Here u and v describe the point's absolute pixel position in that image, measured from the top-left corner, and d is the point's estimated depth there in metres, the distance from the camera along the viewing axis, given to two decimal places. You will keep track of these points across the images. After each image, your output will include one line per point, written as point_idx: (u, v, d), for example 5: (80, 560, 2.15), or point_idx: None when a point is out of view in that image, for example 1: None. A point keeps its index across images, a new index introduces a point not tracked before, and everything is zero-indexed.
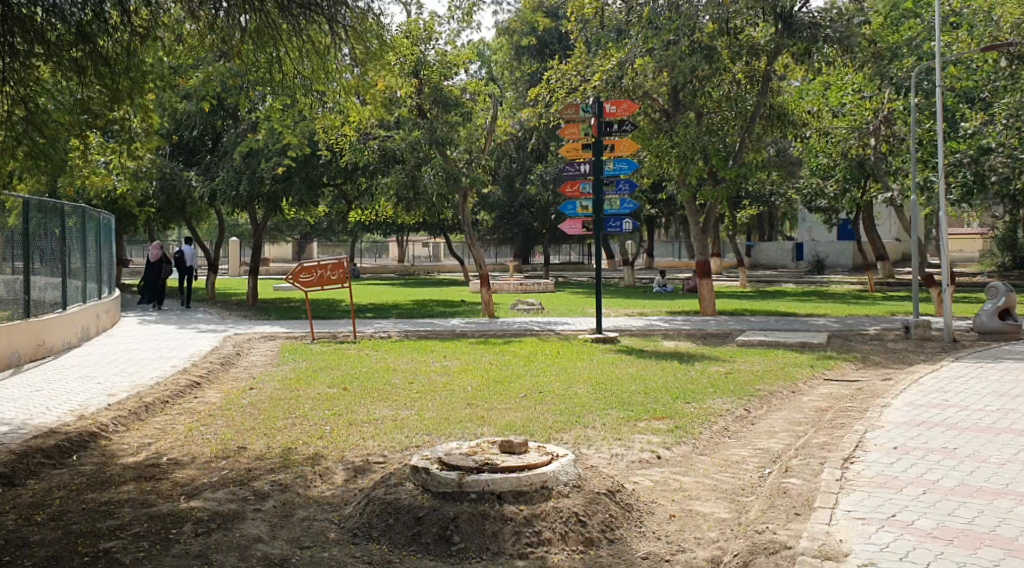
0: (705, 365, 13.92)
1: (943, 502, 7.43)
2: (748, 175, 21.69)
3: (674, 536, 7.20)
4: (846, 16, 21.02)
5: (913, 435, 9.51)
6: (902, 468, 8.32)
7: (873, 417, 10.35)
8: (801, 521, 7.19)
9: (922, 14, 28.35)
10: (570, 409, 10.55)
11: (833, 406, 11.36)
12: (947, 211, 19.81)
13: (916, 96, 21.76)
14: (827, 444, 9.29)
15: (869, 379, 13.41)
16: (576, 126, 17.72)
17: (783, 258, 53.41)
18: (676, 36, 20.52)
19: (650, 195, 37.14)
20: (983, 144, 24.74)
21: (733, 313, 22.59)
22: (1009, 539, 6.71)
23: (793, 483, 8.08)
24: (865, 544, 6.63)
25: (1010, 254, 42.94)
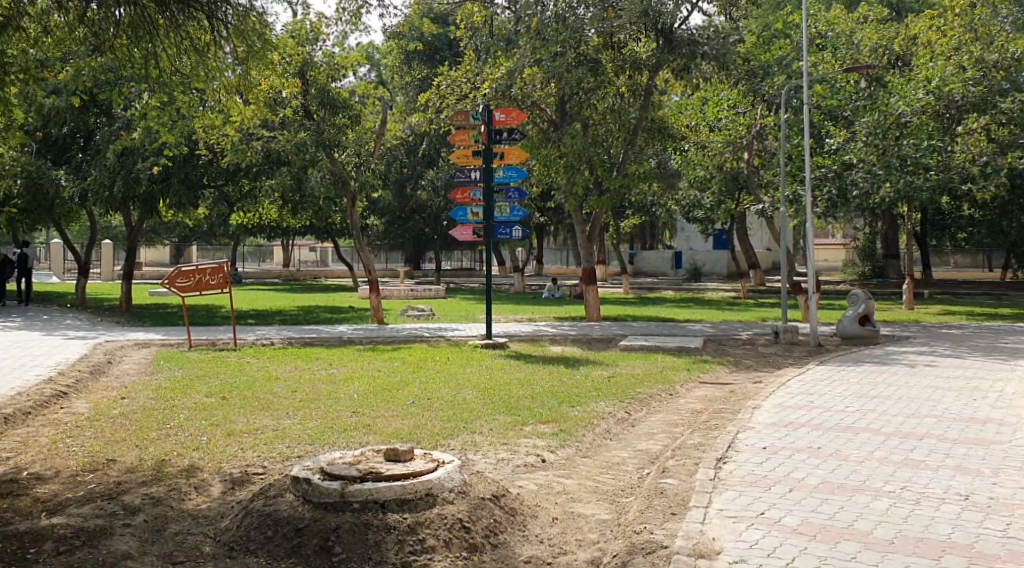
0: (590, 369, 14.10)
1: (808, 499, 7.69)
2: (631, 186, 22.05)
3: (556, 539, 7.27)
4: (722, 35, 21.46)
5: (782, 435, 9.81)
6: (771, 466, 8.59)
7: (744, 418, 10.64)
8: (676, 521, 7.33)
9: (792, 35, 29.29)
10: (457, 416, 10.53)
11: (708, 408, 11.65)
12: (813, 223, 20.04)
13: (786, 113, 21.98)
14: (703, 445, 9.52)
15: (741, 381, 13.77)
16: (466, 133, 17.48)
17: (664, 267, 54.41)
18: (562, 48, 20.88)
19: (537, 203, 37.55)
20: (846, 159, 26.41)
21: (616, 318, 22.94)
22: (866, 533, 6.95)
23: (669, 483, 8.24)
24: (736, 542, 6.78)
25: (869, 263, 44.80)
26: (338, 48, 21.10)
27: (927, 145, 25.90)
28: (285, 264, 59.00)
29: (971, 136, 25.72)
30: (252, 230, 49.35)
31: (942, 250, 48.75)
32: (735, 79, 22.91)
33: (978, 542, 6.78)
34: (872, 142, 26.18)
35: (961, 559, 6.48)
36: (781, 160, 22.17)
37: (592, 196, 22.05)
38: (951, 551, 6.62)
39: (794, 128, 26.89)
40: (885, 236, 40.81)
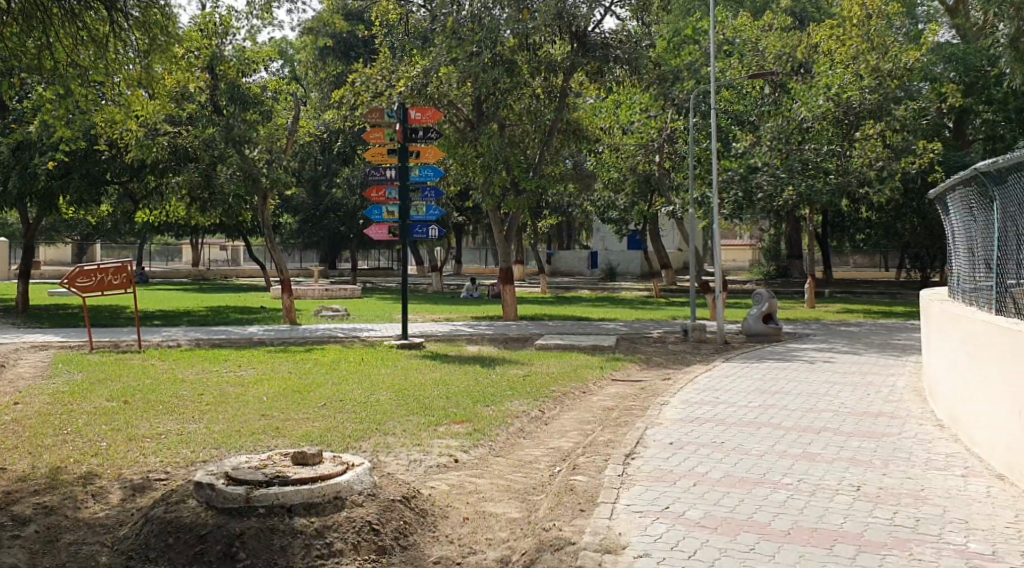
0: (505, 369, 14.14)
1: (712, 493, 7.81)
2: (547, 187, 22.17)
3: (466, 539, 7.26)
4: (633, 39, 21.88)
5: (690, 431, 9.96)
6: (677, 461, 8.72)
7: (653, 414, 10.78)
8: (584, 517, 7.36)
9: (700, 41, 29.91)
10: (369, 417, 10.45)
11: (619, 405, 11.78)
12: (720, 226, 20.70)
13: (695, 117, 22.58)
14: (613, 442, 9.63)
15: (651, 378, 13.97)
16: (381, 130, 17.42)
17: (580, 266, 54.89)
18: (478, 47, 20.76)
19: (454, 202, 37.54)
20: (751, 163, 27.02)
21: (532, 317, 23.08)
22: (765, 524, 7.08)
23: (579, 479, 8.30)
24: (641, 537, 6.82)
25: (774, 263, 45.96)
26: (248, 43, 20.81)
27: (827, 149, 27.25)
28: (194, 263, 57.81)
29: (868, 141, 27.69)
30: (160, 228, 48.24)
31: (841, 250, 49.75)
32: (647, 83, 23.29)
33: (868, 530, 6.96)
34: (777, 146, 27.15)
35: (850, 546, 6.63)
36: (691, 163, 22.87)
37: (508, 196, 22.11)
38: (842, 539, 6.78)
39: (703, 132, 27.37)
40: (788, 238, 42.40)
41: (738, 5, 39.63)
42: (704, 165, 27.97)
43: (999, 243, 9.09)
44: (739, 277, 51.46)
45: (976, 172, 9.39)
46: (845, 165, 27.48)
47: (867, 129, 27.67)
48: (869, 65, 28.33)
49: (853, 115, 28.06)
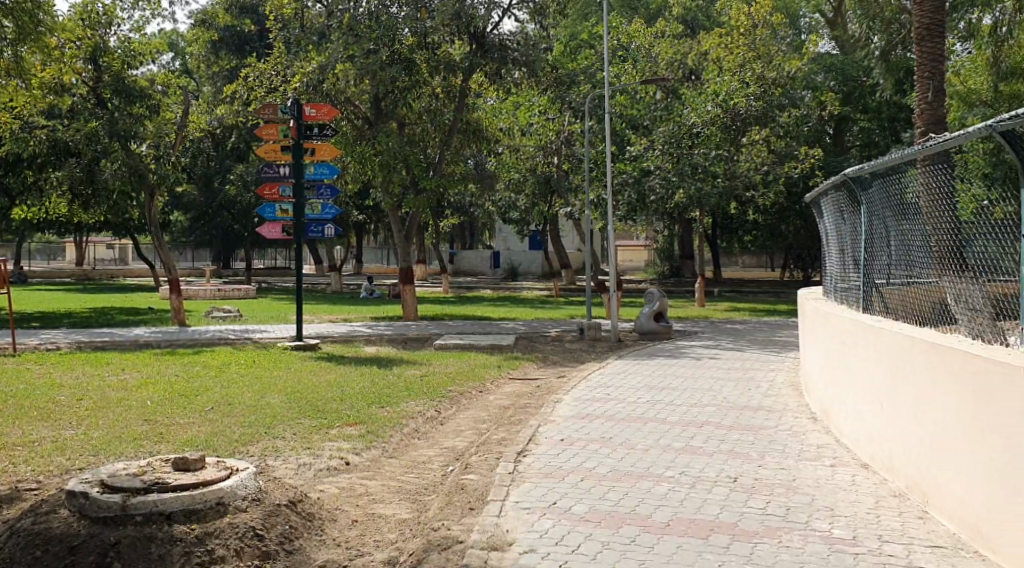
0: (402, 369, 14.09)
1: (598, 487, 7.90)
2: (447, 187, 22.13)
3: (353, 541, 7.21)
4: (532, 42, 22.04)
5: (580, 428, 10.07)
6: (567, 458, 8.81)
7: (546, 412, 10.87)
8: (473, 515, 7.33)
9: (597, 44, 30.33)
10: (258, 421, 10.28)
11: (514, 404, 11.85)
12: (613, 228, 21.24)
13: (590, 121, 23.11)
14: (505, 440, 9.67)
15: (547, 377, 14.11)
16: (274, 126, 17.20)
17: (480, 266, 55.04)
18: (375, 45, 20.74)
19: (353, 200, 37.24)
20: (645, 166, 27.53)
21: (431, 317, 23.07)
22: (647, 517, 7.19)
23: (470, 478, 8.30)
24: (528, 533, 6.83)
25: (669, 263, 46.91)
26: (134, 34, 20.20)
27: (715, 154, 27.76)
28: (79, 262, 55.88)
29: (754, 146, 28.69)
30: (43, 225, 46.52)
31: (730, 251, 50.52)
32: (544, 86, 23.52)
33: (742, 520, 7.15)
34: (668, 150, 27.63)
35: (725, 536, 6.80)
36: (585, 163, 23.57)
37: (406, 195, 22.03)
38: (717, 529, 6.95)
39: (598, 135, 27.70)
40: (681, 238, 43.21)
41: (633, 10, 40.29)
42: (597, 166, 28.25)
43: (864, 246, 9.49)
44: (635, 276, 52.33)
45: (844, 176, 9.77)
46: (732, 169, 28.08)
47: (753, 134, 28.58)
48: (753, 72, 28.62)
49: (740, 122, 28.56)
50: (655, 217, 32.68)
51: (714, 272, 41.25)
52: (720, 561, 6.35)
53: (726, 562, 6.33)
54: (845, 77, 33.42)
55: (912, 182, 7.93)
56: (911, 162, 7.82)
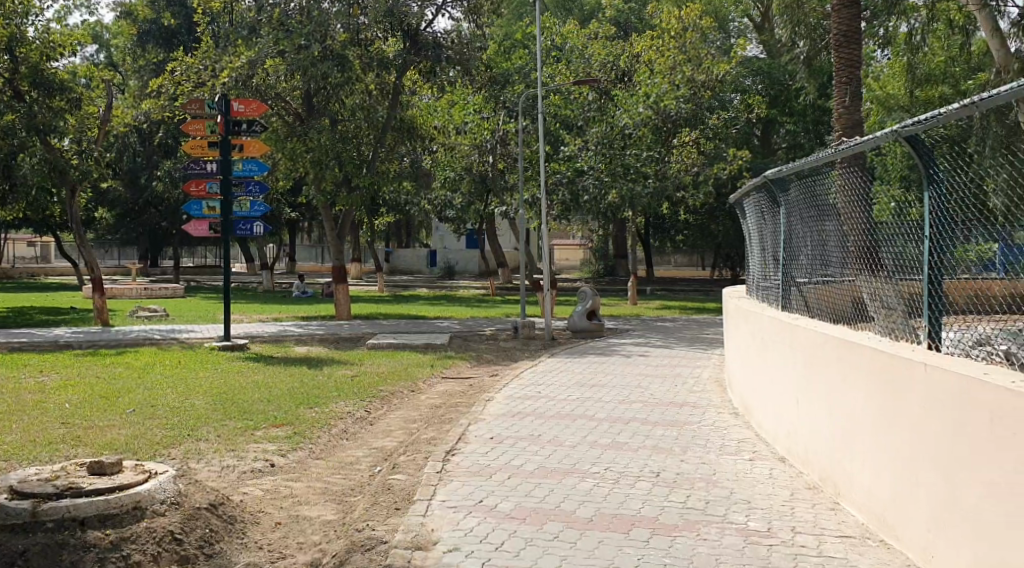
0: (332, 369, 13.99)
1: (524, 485, 7.93)
2: (381, 184, 22.00)
3: (275, 544, 7.13)
4: (465, 41, 22.33)
5: (510, 426, 10.11)
6: (495, 456, 8.84)
7: (476, 411, 10.89)
8: (399, 515, 7.30)
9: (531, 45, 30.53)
10: (181, 423, 10.11)
11: (445, 403, 11.85)
12: (548, 226, 21.75)
13: (525, 120, 23.51)
14: (434, 439, 9.67)
15: (480, 375, 14.14)
16: (201, 122, 16.78)
17: (416, 264, 54.91)
18: (306, 40, 20.41)
19: (285, 198, 36.82)
20: (579, 166, 27.73)
21: (364, 316, 22.94)
22: (571, 513, 7.25)
23: (397, 479, 8.28)
24: (452, 531, 6.81)
25: (603, 262, 47.25)
26: (54, 24, 19.75)
27: (647, 155, 28.06)
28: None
29: (683, 148, 29.59)
30: None
31: (663, 251, 51.27)
32: (478, 85, 23.55)
33: (662, 514, 7.25)
34: (601, 151, 27.84)
35: (645, 530, 6.89)
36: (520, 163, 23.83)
37: (339, 193, 21.86)
38: (638, 523, 7.04)
39: (531, 134, 27.87)
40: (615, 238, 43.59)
41: (567, 12, 40.60)
42: (531, 165, 28.37)
43: (784, 245, 9.68)
44: (571, 275, 52.63)
45: (765, 178, 9.96)
46: (663, 171, 28.32)
47: (684, 135, 29.28)
48: (684, 76, 29.20)
49: (670, 123, 28.91)
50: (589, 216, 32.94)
51: (647, 271, 41.70)
52: (640, 555, 6.43)
53: (646, 555, 6.41)
54: (773, 81, 34.21)
55: (830, 182, 8.11)
56: (826, 163, 8.00)
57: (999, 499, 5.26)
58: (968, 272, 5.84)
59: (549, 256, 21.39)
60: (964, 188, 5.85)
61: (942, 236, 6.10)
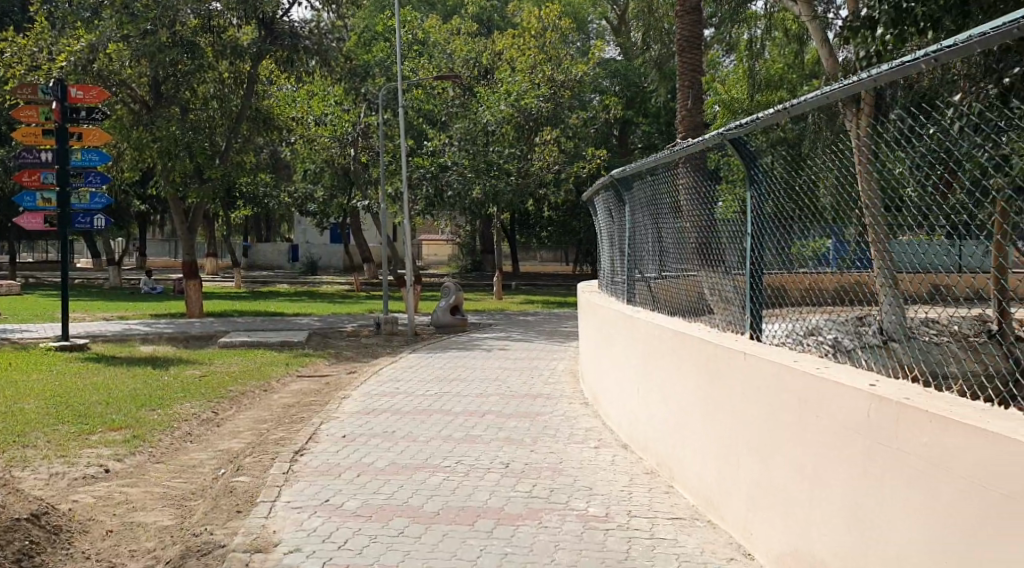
0: (180, 369, 13.55)
1: (372, 482, 7.85)
2: (235, 175, 21.49)
3: (105, 553, 6.63)
4: (321, 31, 21.96)
5: (362, 423, 10.00)
6: (344, 454, 8.73)
7: (328, 409, 10.73)
8: (240, 518, 7.09)
9: (391, 38, 30.37)
10: (8, 429, 9.57)
11: (297, 402, 11.63)
12: (411, 224, 21.30)
13: (384, 114, 23.39)
14: (283, 439, 9.48)
15: (337, 373, 13.95)
16: (34, 109, 16.05)
17: (277, 259, 53.86)
18: (153, 27, 19.86)
19: (134, 188, 35.45)
20: (442, 162, 27.72)
21: (219, 313, 22.35)
22: (418, 508, 7.21)
23: (241, 481, 8.07)
24: (295, 532, 6.67)
25: (469, 258, 47.33)
26: None
27: (509, 152, 28.33)
28: None
29: (545, 146, 29.83)
30: None
31: (529, 247, 51.75)
32: (337, 77, 23.25)
33: (507, 504, 7.31)
34: (464, 147, 27.90)
35: (489, 521, 6.92)
36: (381, 157, 23.69)
37: (191, 185, 21.23)
38: (483, 515, 7.07)
39: (393, 128, 27.73)
40: (482, 234, 43.87)
41: (430, 7, 40.56)
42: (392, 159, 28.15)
43: (632, 242, 9.84)
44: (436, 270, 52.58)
45: (611, 177, 10.17)
46: (526, 169, 28.74)
47: (545, 134, 29.64)
48: (543, 75, 29.57)
49: (531, 120, 29.23)
50: (452, 212, 32.95)
51: (513, 267, 42.09)
52: (482, 545, 6.44)
53: (489, 545, 6.42)
54: (629, 83, 35.02)
55: (672, 180, 8.33)
56: (672, 160, 8.15)
57: (809, 484, 5.45)
58: (805, 267, 5.99)
59: (411, 251, 21.28)
60: (799, 185, 6.00)
61: (782, 233, 6.25)
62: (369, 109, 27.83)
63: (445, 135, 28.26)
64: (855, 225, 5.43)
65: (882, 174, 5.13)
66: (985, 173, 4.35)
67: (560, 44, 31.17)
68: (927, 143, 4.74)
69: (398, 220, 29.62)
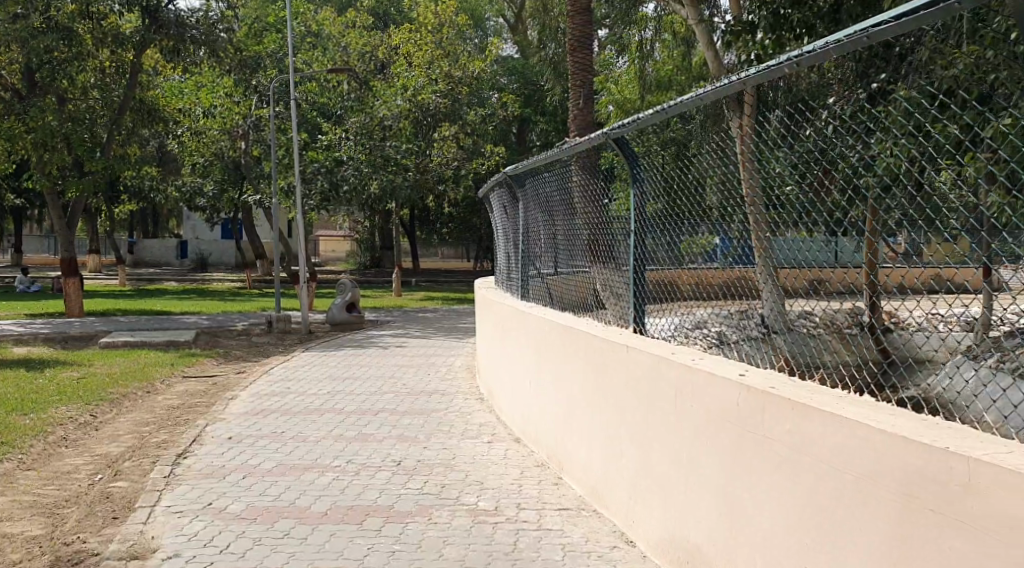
0: (57, 371, 13.02)
1: (258, 484, 7.66)
2: (117, 168, 20.84)
3: None
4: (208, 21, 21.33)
5: (251, 424, 9.76)
6: (230, 456, 8.50)
7: (215, 410, 10.45)
8: (116, 525, 6.80)
9: (283, 30, 29.80)
10: None
11: (182, 403, 11.29)
12: (303, 216, 21.21)
13: (276, 106, 22.96)
14: (165, 442, 9.18)
15: (225, 373, 13.61)
16: None
17: (166, 256, 52.34)
18: (24, 10, 18.93)
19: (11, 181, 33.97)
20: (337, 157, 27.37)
21: (102, 312, 21.62)
22: (304, 509, 7.06)
23: (118, 486, 7.76)
24: (175, 537, 6.44)
25: (367, 255, 46.83)
26: None
27: (406, 147, 28.25)
28: None
29: (444, 143, 29.99)
30: None
31: (430, 244, 51.51)
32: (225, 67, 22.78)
33: (397, 502, 7.21)
34: (360, 142, 27.29)
35: (378, 520, 6.82)
36: (273, 150, 23.20)
37: (70, 178, 20.46)
38: (372, 513, 6.96)
39: (285, 121, 27.27)
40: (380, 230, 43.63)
41: None
42: (285, 153, 27.69)
43: (526, 238, 9.84)
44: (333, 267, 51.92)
45: (505, 174, 10.14)
46: (423, 164, 29.17)
47: (444, 130, 29.71)
48: (440, 71, 29.65)
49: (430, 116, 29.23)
50: (347, 208, 32.53)
51: (412, 264, 41.92)
52: (370, 544, 6.33)
53: (377, 544, 6.32)
54: (527, 80, 35.17)
55: (564, 176, 8.33)
56: (564, 157, 8.16)
57: (688, 474, 5.50)
58: (696, 263, 6.04)
59: (305, 248, 20.91)
60: (687, 181, 6.05)
61: (671, 229, 6.30)
62: (258, 101, 27.12)
63: (340, 130, 27.35)
64: (742, 221, 5.51)
65: (764, 172, 5.21)
66: (856, 174, 4.44)
67: (456, 40, 31.24)
68: (807, 144, 4.82)
69: (291, 215, 29.07)
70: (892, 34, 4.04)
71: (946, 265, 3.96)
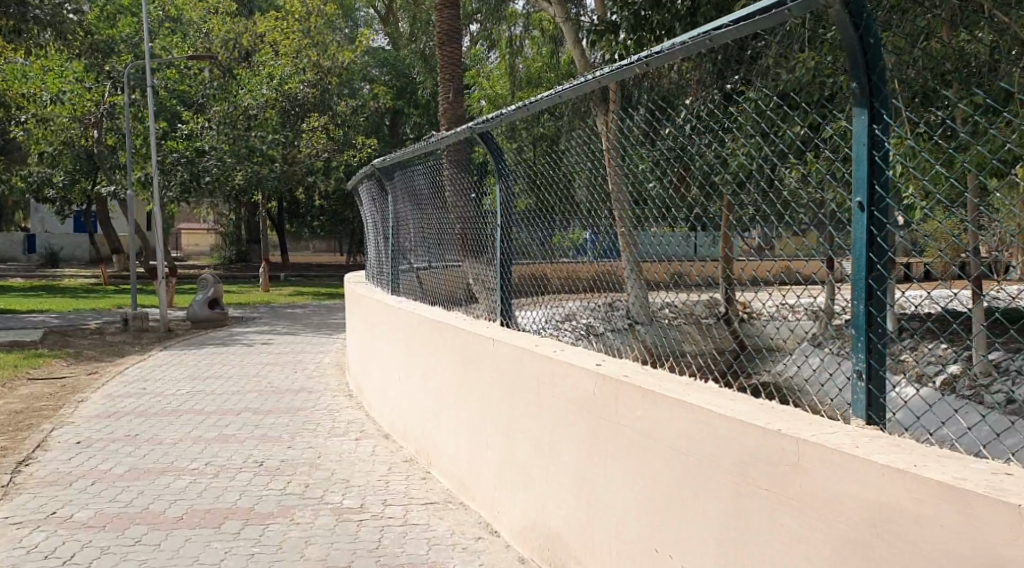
0: None
1: (108, 490, 7.27)
2: None
3: None
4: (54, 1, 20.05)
5: (102, 428, 9.28)
6: (78, 461, 8.05)
7: (64, 413, 9.90)
8: None
9: (139, 15, 28.62)
10: None
11: (27, 407, 10.67)
12: (161, 210, 20.32)
13: (130, 94, 22.01)
14: (6, 448, 8.63)
15: (76, 374, 12.94)
16: None
17: (14, 250, 49.63)
18: None
19: None
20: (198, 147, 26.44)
21: None
22: (157, 514, 6.72)
23: None
24: (13, 550, 6.03)
25: (233, 249, 45.55)
26: None
27: (272, 139, 27.64)
28: None
29: (313, 133, 29.41)
30: None
31: (299, 238, 50.50)
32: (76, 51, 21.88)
33: (258, 503, 6.96)
34: (223, 131, 26.98)
35: (237, 522, 6.55)
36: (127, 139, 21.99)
37: None
38: (231, 516, 6.69)
39: (141, 110, 26.22)
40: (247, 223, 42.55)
41: None
42: (142, 142, 26.68)
43: (397, 231, 9.65)
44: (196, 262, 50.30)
45: (371, 166, 9.92)
46: (292, 155, 28.76)
47: (312, 121, 29.29)
48: (309, 60, 28.97)
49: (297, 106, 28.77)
50: (209, 201, 31.51)
51: (281, 258, 41.03)
52: (228, 548, 6.07)
53: (234, 548, 6.06)
54: (398, 72, 34.92)
55: (433, 168, 8.16)
56: (432, 149, 8.01)
57: (547, 463, 5.54)
58: (561, 257, 6.10)
59: (164, 243, 20.14)
60: (555, 176, 6.01)
61: (540, 224, 6.28)
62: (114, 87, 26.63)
63: (203, 118, 26.98)
64: (599, 215, 5.56)
65: (627, 168, 5.21)
66: (711, 172, 4.53)
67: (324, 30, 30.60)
68: (662, 143, 4.91)
69: (149, 208, 27.90)
70: (731, 37, 4.25)
71: (794, 258, 4.10)
